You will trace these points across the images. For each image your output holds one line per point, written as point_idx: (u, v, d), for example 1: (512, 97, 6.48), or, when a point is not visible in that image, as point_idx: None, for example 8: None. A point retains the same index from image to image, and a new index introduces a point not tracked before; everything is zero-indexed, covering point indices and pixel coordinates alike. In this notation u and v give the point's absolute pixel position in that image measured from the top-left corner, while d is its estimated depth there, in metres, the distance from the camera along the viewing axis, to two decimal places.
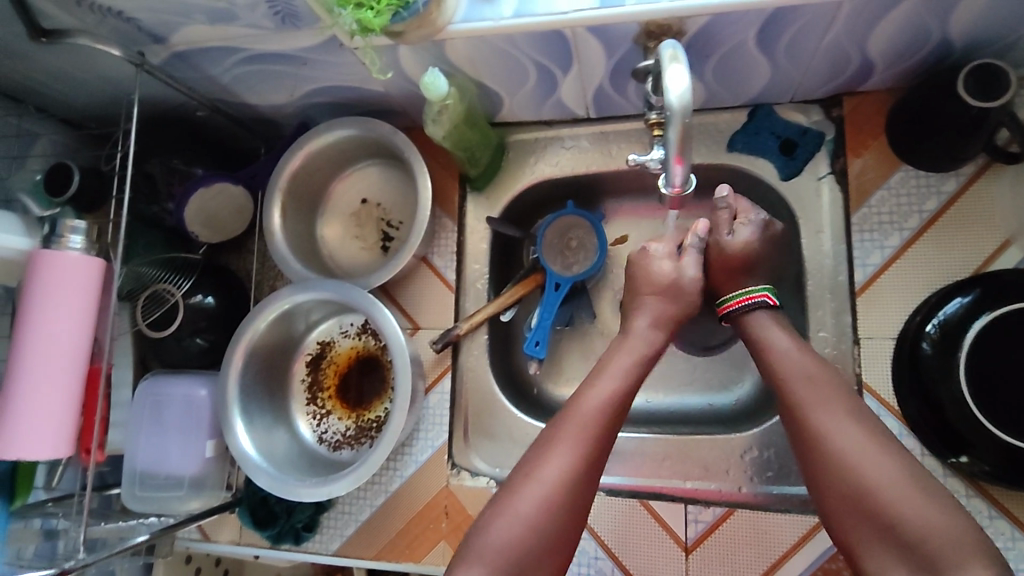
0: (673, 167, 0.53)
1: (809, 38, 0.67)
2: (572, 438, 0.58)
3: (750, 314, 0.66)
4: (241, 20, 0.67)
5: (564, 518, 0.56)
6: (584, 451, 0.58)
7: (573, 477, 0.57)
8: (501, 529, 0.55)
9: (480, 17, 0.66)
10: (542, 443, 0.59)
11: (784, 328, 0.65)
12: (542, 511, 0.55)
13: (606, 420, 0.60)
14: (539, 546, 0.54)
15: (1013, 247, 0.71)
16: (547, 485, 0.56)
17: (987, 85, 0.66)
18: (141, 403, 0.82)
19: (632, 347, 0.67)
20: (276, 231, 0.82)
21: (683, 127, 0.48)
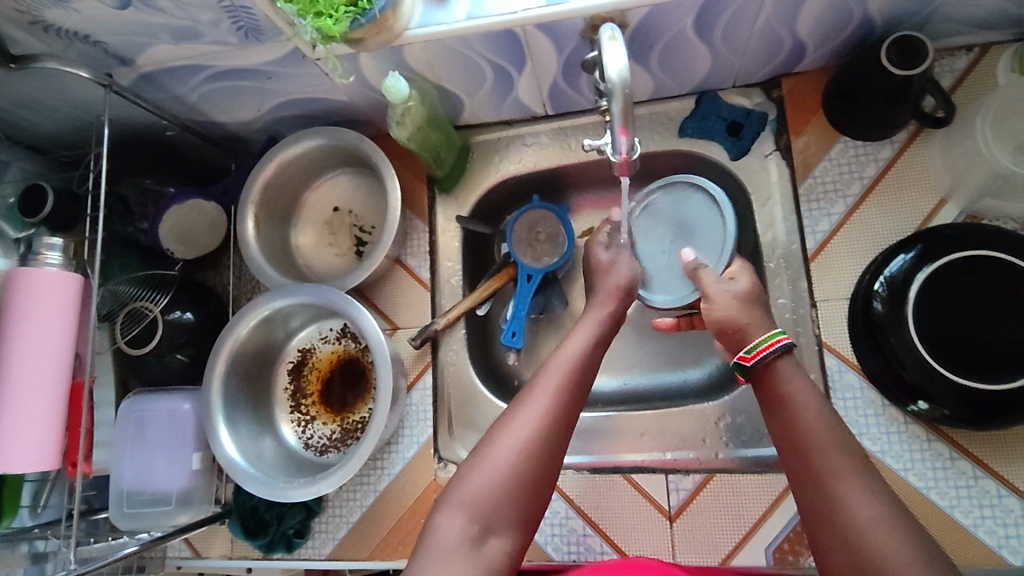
0: (618, 138, 0.55)
1: (742, 23, 0.72)
2: (545, 388, 0.62)
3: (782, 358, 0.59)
4: (205, 37, 0.70)
5: (543, 458, 0.59)
6: (559, 396, 0.61)
7: (551, 421, 0.60)
8: (476, 480, 0.57)
9: (435, 22, 0.70)
10: (509, 415, 0.61)
11: (803, 373, 0.58)
12: (521, 456, 0.58)
13: (582, 370, 0.64)
14: (516, 488, 0.57)
15: (949, 204, 0.77)
16: (524, 431, 0.59)
17: (909, 56, 0.71)
18: (124, 421, 0.83)
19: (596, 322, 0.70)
20: (250, 241, 0.84)
21: (625, 100, 0.51)
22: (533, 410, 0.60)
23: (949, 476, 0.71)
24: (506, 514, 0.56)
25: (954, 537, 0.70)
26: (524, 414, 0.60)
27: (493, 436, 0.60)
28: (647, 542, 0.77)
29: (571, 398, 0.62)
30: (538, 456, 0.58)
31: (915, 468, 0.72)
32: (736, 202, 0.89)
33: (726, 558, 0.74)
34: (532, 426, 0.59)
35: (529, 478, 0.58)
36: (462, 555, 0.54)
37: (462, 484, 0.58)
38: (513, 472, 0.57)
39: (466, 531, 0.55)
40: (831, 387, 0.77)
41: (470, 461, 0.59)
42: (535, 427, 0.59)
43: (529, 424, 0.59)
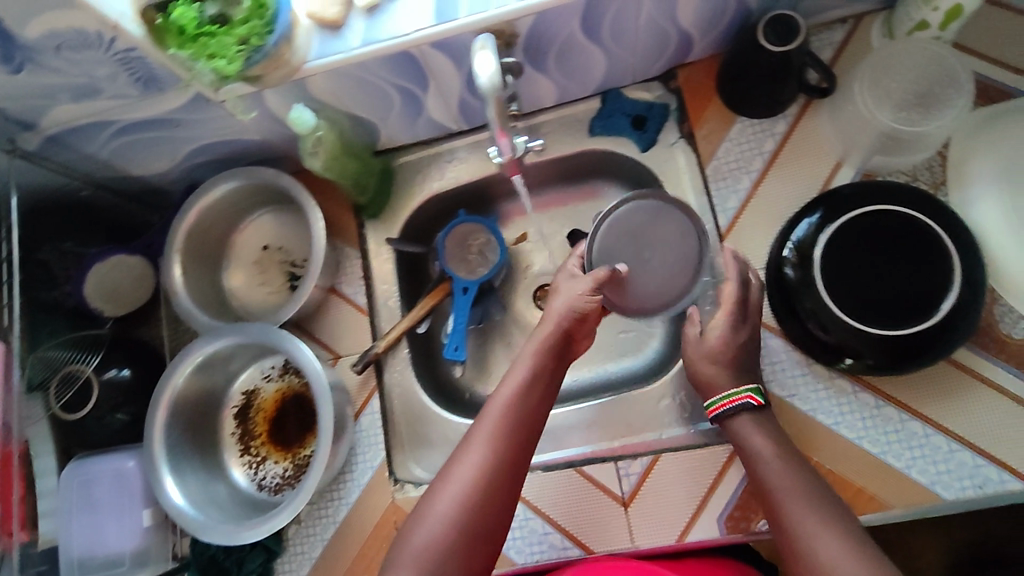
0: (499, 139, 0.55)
1: (627, 21, 0.75)
2: (481, 436, 0.64)
3: (734, 416, 0.70)
4: (104, 92, 0.70)
5: (485, 506, 0.61)
6: (498, 443, 0.64)
7: (491, 470, 0.62)
8: (420, 538, 0.60)
9: (332, 51, 0.72)
10: (452, 462, 0.64)
11: (763, 429, 0.68)
12: (461, 506, 0.61)
13: (523, 414, 0.66)
14: (458, 540, 0.60)
15: (845, 166, 0.81)
16: (461, 483, 0.62)
17: (783, 32, 0.76)
18: (68, 486, 0.81)
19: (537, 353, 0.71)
20: (179, 290, 0.83)
21: (498, 102, 0.53)
22: (470, 462, 0.63)
23: (876, 423, 0.75)
24: (453, 562, 0.59)
25: (890, 482, 0.73)
26: (465, 460, 0.63)
27: (437, 487, 0.63)
28: (605, 530, 0.78)
29: (512, 441, 0.64)
30: (478, 507, 0.61)
31: (845, 420, 0.76)
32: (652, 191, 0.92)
33: (681, 535, 0.76)
34: (470, 480, 0.62)
35: (473, 530, 0.60)
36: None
37: (408, 545, 0.60)
38: (456, 525, 0.60)
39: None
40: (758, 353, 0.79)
41: (413, 521, 0.62)
42: (473, 478, 0.62)
43: (467, 475, 0.62)
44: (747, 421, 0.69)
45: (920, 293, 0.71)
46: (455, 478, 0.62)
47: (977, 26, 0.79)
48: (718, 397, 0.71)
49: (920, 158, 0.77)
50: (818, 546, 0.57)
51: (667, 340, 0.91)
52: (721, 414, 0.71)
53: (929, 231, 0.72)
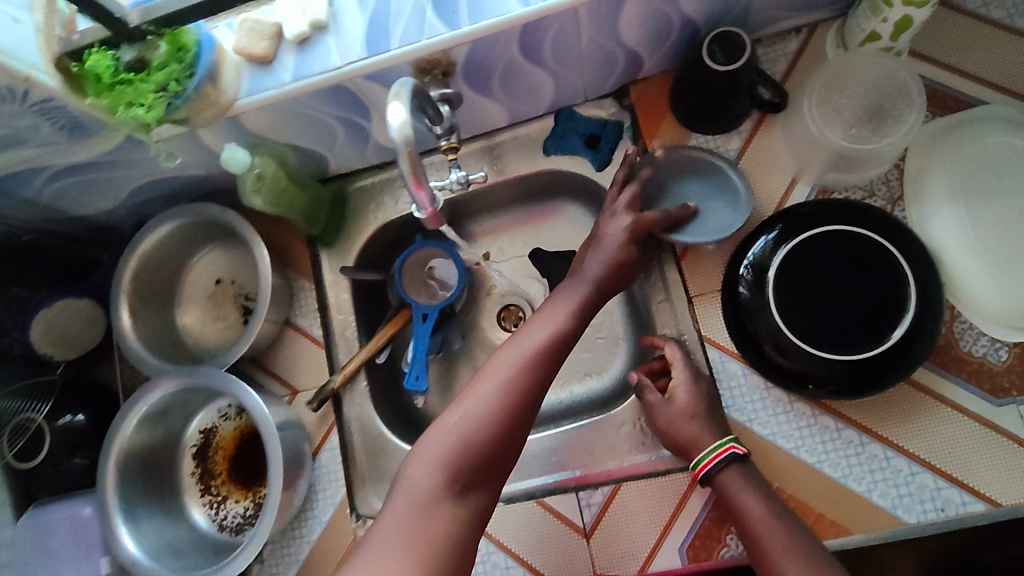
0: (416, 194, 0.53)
1: (569, 43, 0.73)
2: (510, 351, 0.69)
3: (723, 471, 0.69)
4: (29, 141, 0.68)
5: (510, 412, 0.65)
6: (527, 360, 0.68)
7: (518, 380, 0.66)
8: (452, 430, 0.63)
9: (263, 87, 0.70)
10: (492, 367, 0.68)
11: (753, 485, 0.68)
12: (499, 406, 0.65)
13: (563, 340, 0.71)
14: (481, 437, 0.63)
15: (800, 182, 0.79)
16: (490, 388, 0.66)
17: (730, 50, 0.74)
18: (24, 538, 0.81)
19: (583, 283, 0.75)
20: (127, 333, 0.82)
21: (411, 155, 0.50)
22: (499, 371, 0.67)
23: (837, 447, 0.73)
24: (481, 457, 0.63)
25: (851, 507, 0.72)
26: (506, 365, 0.67)
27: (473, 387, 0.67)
28: (568, 563, 0.77)
29: (538, 359, 0.68)
30: (504, 408, 0.65)
31: (806, 444, 0.74)
32: None
33: (644, 565, 0.75)
34: (499, 383, 0.66)
35: (497, 429, 0.64)
36: (442, 504, 0.60)
37: (432, 438, 0.64)
38: (483, 421, 0.64)
39: (443, 482, 0.61)
40: (717, 379, 0.77)
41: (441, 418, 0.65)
42: (502, 384, 0.66)
43: (496, 381, 0.66)
44: (736, 476, 0.69)
45: (878, 316, 0.70)
46: (484, 384, 0.66)
47: (932, 34, 0.77)
48: (702, 454, 0.70)
49: (877, 173, 0.76)
50: None
51: (630, 362, 0.89)
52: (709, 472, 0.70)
53: (883, 251, 0.71)
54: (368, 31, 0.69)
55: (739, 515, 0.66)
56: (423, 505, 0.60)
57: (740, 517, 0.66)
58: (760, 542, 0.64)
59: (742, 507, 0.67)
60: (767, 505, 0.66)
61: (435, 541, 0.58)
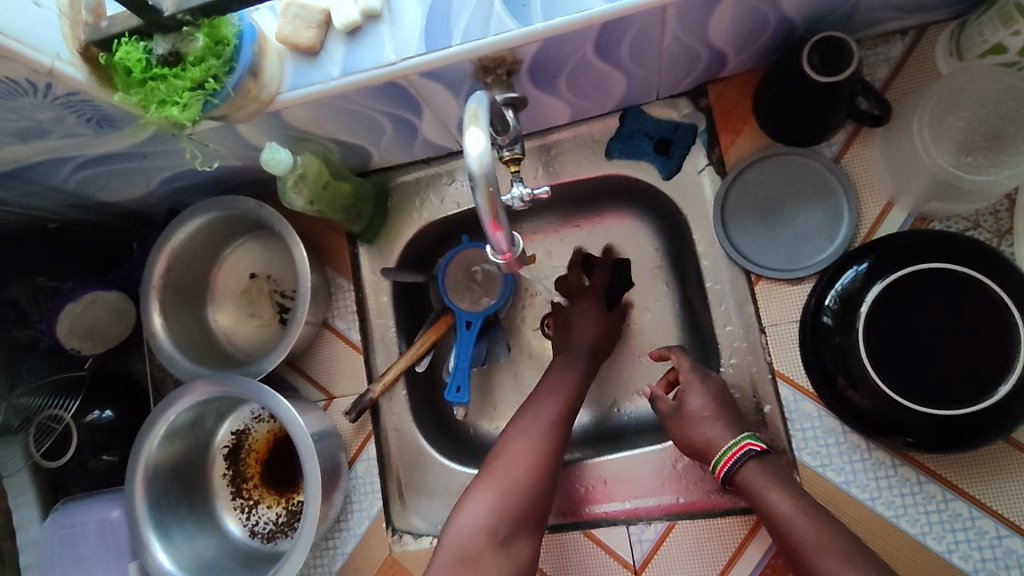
0: (494, 233, 0.45)
1: (649, 42, 0.65)
2: (535, 414, 0.71)
3: (747, 468, 0.65)
4: (53, 133, 0.62)
5: (546, 466, 0.68)
6: (553, 416, 0.71)
7: (546, 447, 0.69)
8: (495, 480, 0.66)
9: (309, 81, 0.63)
10: (522, 421, 0.71)
11: (776, 480, 0.64)
12: (535, 458, 0.68)
13: (577, 398, 0.75)
14: (521, 498, 0.65)
15: (896, 208, 0.71)
16: (523, 453, 0.68)
17: (832, 59, 0.65)
18: (52, 542, 0.78)
19: (591, 345, 0.79)
20: (159, 331, 0.78)
21: (489, 192, 0.42)
22: (530, 423, 0.70)
23: (918, 501, 0.67)
24: (522, 509, 0.65)
25: (927, 567, 0.66)
26: (535, 420, 0.71)
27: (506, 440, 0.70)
28: None
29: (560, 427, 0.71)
30: (537, 472, 0.67)
31: (882, 496, 0.68)
32: (675, 222, 0.82)
33: None
34: (536, 435, 0.69)
35: (539, 480, 0.67)
36: (488, 556, 0.62)
37: (480, 485, 0.66)
38: (527, 477, 0.66)
39: (490, 534, 0.63)
40: (788, 418, 0.72)
41: (480, 476, 0.68)
42: (533, 449, 0.68)
43: (527, 446, 0.68)
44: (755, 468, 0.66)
45: (978, 368, 0.63)
46: (520, 435, 0.70)
47: None
48: (721, 453, 0.67)
49: (985, 204, 0.67)
50: None
51: None
52: (731, 470, 0.66)
53: (981, 285, 0.64)
54: (427, 25, 0.61)
55: (764, 510, 0.63)
56: (476, 552, 0.62)
57: (767, 512, 0.63)
58: (796, 540, 0.61)
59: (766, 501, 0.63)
60: (792, 497, 0.62)
61: None
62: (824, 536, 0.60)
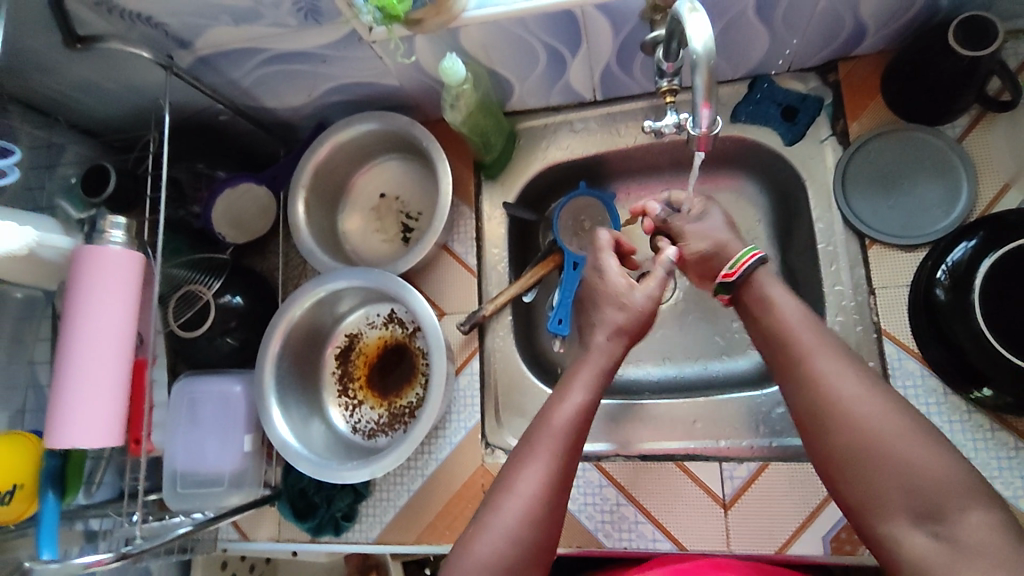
0: (701, 111, 0.54)
1: (805, 4, 0.70)
2: (548, 441, 0.60)
3: (754, 274, 0.67)
4: (264, 19, 0.68)
5: (547, 519, 0.57)
6: (558, 454, 0.59)
7: (554, 485, 0.58)
8: (484, 543, 0.55)
9: (494, 4, 0.69)
10: (516, 463, 0.59)
11: (779, 284, 0.66)
12: (529, 510, 0.56)
13: (578, 435, 0.61)
14: (523, 553, 0.55)
15: (1013, 189, 0.75)
16: (524, 500, 0.56)
17: (977, 37, 0.69)
18: (177, 407, 0.83)
19: (599, 366, 0.66)
20: (302, 226, 0.85)
21: (709, 68, 0.50)
22: (529, 471, 0.58)
23: (1013, 465, 0.70)
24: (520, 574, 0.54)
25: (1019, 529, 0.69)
26: (527, 472, 0.58)
27: (497, 490, 0.58)
28: (702, 530, 0.78)
29: (571, 454, 0.60)
30: (542, 526, 0.56)
31: (978, 457, 0.71)
32: (789, 190, 0.87)
33: (782, 547, 0.75)
34: (531, 489, 0.57)
35: (539, 533, 0.56)
36: None
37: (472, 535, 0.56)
38: (524, 540, 0.55)
39: None
40: (891, 374, 0.76)
41: (478, 526, 0.56)
42: (537, 494, 0.57)
43: (530, 490, 0.57)
44: (797, 318, 0.62)
45: None
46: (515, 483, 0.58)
47: None
48: (737, 258, 0.69)
49: None
50: (859, 406, 0.54)
51: None
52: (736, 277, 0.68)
53: None
54: None
55: (795, 355, 0.59)
56: None
57: (803, 363, 0.59)
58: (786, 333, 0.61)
59: (808, 350, 0.59)
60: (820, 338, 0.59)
61: None
62: (862, 386, 0.55)
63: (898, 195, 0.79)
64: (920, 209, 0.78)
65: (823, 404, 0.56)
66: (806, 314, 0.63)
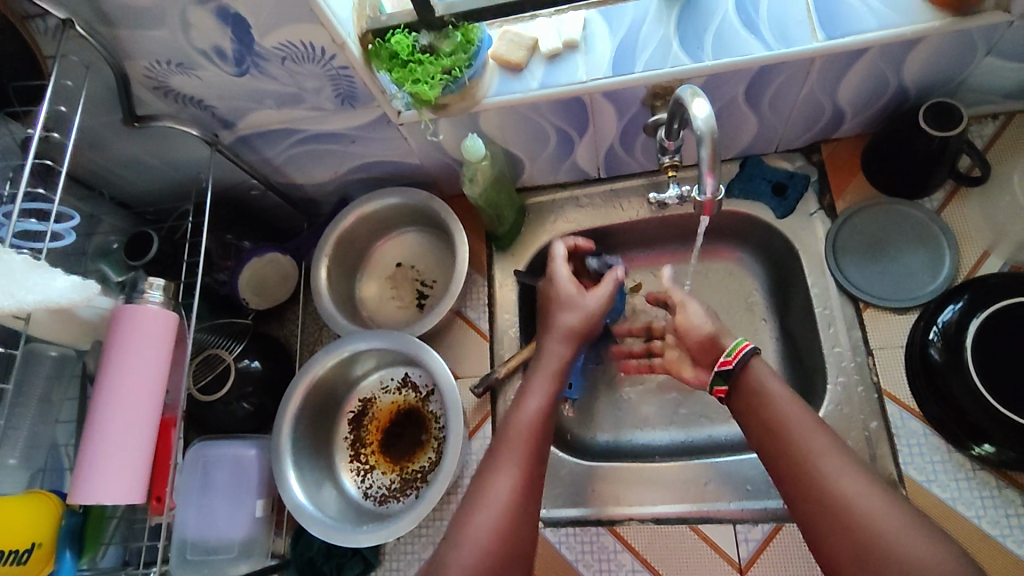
0: (705, 180, 0.60)
1: (788, 93, 0.78)
2: (513, 447, 0.67)
3: (750, 362, 0.67)
4: (304, 103, 0.76)
5: (518, 530, 0.62)
6: (525, 470, 0.66)
7: (522, 491, 0.64)
8: (462, 554, 0.60)
9: (511, 90, 0.77)
10: (486, 473, 0.66)
11: (773, 373, 0.67)
12: (501, 519, 0.62)
13: (537, 438, 0.69)
14: (496, 561, 0.60)
15: (992, 256, 0.81)
16: (495, 509, 0.63)
17: (945, 119, 0.77)
18: (190, 469, 0.83)
19: (551, 371, 0.76)
20: (323, 291, 0.89)
21: (713, 143, 0.56)
22: (501, 482, 0.64)
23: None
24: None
25: None
26: (497, 484, 0.64)
27: (471, 501, 0.64)
28: None
29: (533, 458, 0.68)
30: (513, 536, 0.62)
31: (987, 515, 0.73)
32: (784, 259, 0.93)
33: None
34: (502, 504, 0.63)
35: (509, 538, 0.61)
36: None
37: (452, 542, 0.61)
38: (497, 544, 0.61)
39: None
40: (894, 433, 0.78)
41: (453, 543, 0.61)
42: (507, 502, 0.63)
43: (500, 499, 0.63)
44: (795, 410, 0.63)
45: None
46: (488, 496, 0.64)
47: None
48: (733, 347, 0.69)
49: None
50: (869, 507, 0.56)
51: None
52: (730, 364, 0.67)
53: None
54: (615, 56, 0.76)
55: (797, 452, 0.60)
56: None
57: (804, 458, 0.60)
58: (783, 424, 0.62)
59: (810, 444, 0.60)
60: (826, 437, 0.61)
61: None
62: (865, 484, 0.57)
63: (885, 262, 0.85)
64: (908, 274, 0.83)
65: (830, 503, 0.57)
66: (803, 406, 0.64)
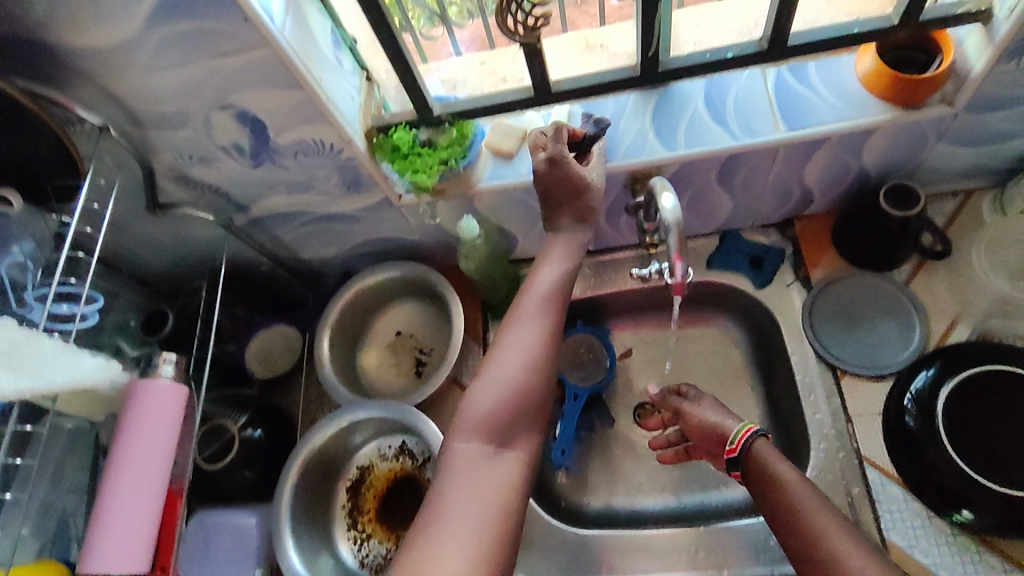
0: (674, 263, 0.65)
1: (758, 176, 0.85)
2: (534, 304, 0.71)
3: (755, 445, 0.76)
4: (313, 189, 0.82)
5: (535, 386, 0.67)
6: (545, 333, 0.69)
7: (543, 347, 0.68)
8: (483, 399, 0.65)
9: (503, 175, 0.84)
10: (508, 324, 0.70)
11: (783, 459, 0.74)
12: (520, 374, 0.67)
13: (558, 297, 0.72)
14: (516, 409, 0.65)
15: (959, 325, 0.86)
16: (515, 363, 0.67)
17: (904, 201, 0.84)
18: (193, 536, 0.86)
19: (574, 234, 0.77)
20: (326, 361, 0.94)
21: (678, 232, 0.62)
22: (522, 337, 0.69)
23: None
24: (513, 425, 0.65)
25: None
26: (518, 340, 0.68)
27: (493, 357, 0.68)
28: None
29: (558, 310, 0.72)
30: (531, 392, 0.66)
31: None
32: (765, 328, 0.97)
33: None
34: (521, 362, 0.67)
35: (527, 389, 0.66)
36: (485, 467, 0.62)
37: (476, 391, 0.66)
38: (515, 395, 0.66)
39: (484, 454, 0.63)
40: (876, 500, 0.80)
41: (475, 390, 0.66)
42: (526, 358, 0.67)
43: (519, 356, 0.67)
44: (807, 495, 0.70)
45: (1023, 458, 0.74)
46: (508, 348, 0.68)
47: None
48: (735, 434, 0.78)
49: None
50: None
51: None
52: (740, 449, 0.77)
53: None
54: None
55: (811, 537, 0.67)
56: (476, 467, 0.62)
57: (814, 541, 0.66)
58: (796, 507, 0.69)
59: (822, 526, 0.67)
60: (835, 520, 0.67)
61: (489, 530, 0.57)
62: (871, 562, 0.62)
63: (860, 331, 0.89)
64: (881, 342, 0.88)
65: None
66: (813, 491, 0.70)
